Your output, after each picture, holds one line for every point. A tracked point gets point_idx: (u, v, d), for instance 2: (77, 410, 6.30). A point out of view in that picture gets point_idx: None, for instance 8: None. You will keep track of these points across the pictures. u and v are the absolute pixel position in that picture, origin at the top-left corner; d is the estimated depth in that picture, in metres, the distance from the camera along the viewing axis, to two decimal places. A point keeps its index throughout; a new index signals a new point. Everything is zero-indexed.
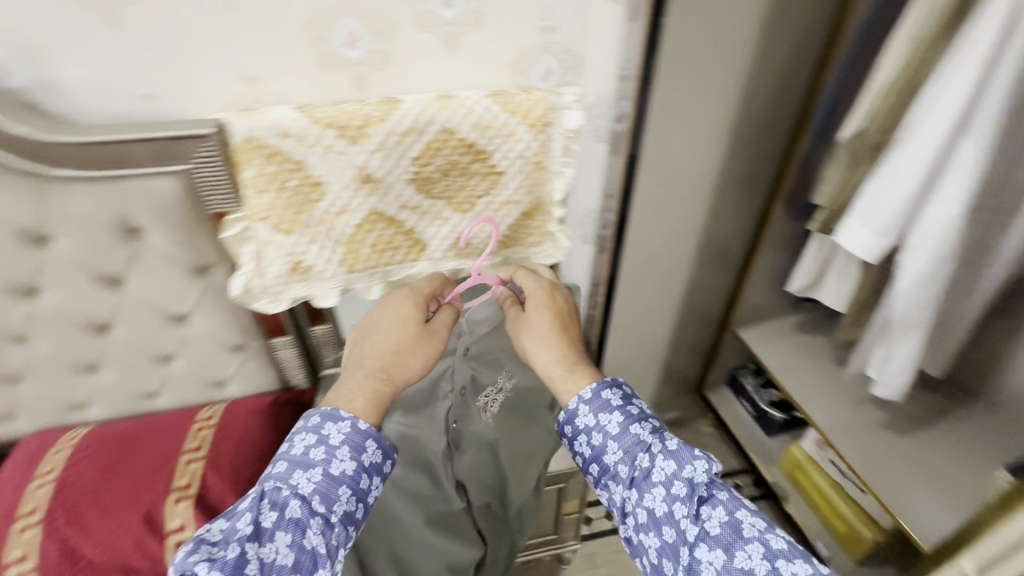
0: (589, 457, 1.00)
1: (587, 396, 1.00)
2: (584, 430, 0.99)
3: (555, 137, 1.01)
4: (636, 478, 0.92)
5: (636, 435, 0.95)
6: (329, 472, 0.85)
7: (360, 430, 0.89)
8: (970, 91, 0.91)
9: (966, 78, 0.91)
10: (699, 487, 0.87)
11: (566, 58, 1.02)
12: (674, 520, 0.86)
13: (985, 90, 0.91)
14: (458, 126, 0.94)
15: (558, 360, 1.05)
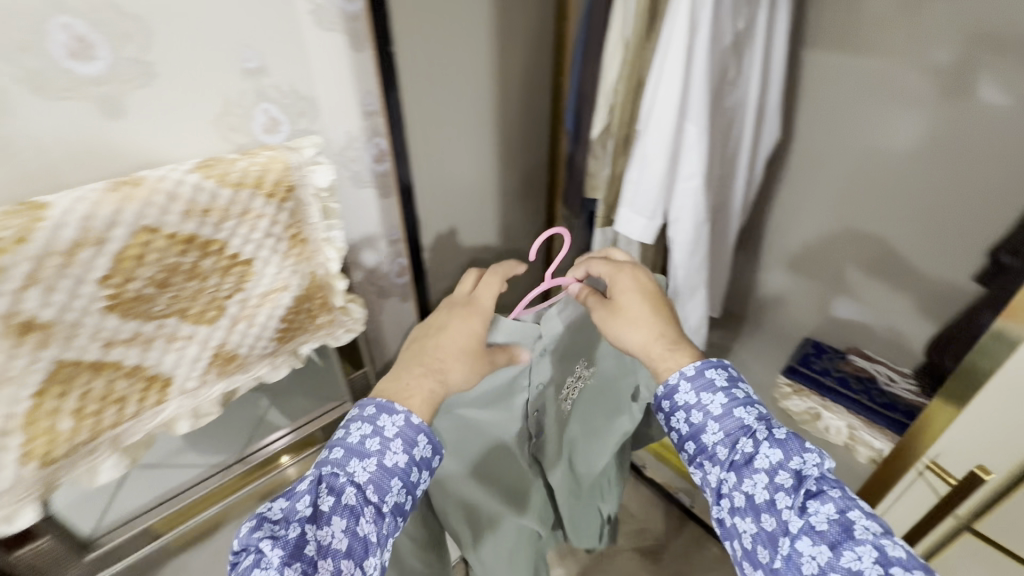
0: (689, 438, 1.04)
1: (691, 372, 1.03)
2: (686, 405, 1.02)
3: (307, 199, 0.81)
4: (737, 463, 0.95)
5: (744, 420, 0.97)
6: (405, 453, 0.87)
7: (414, 426, 0.89)
8: (684, 58, 0.99)
9: (676, 62, 1.01)
10: (806, 482, 0.88)
11: (290, 106, 0.83)
12: (773, 509, 0.89)
13: (691, 71, 1.02)
14: (162, 219, 0.68)
15: (652, 336, 1.08)
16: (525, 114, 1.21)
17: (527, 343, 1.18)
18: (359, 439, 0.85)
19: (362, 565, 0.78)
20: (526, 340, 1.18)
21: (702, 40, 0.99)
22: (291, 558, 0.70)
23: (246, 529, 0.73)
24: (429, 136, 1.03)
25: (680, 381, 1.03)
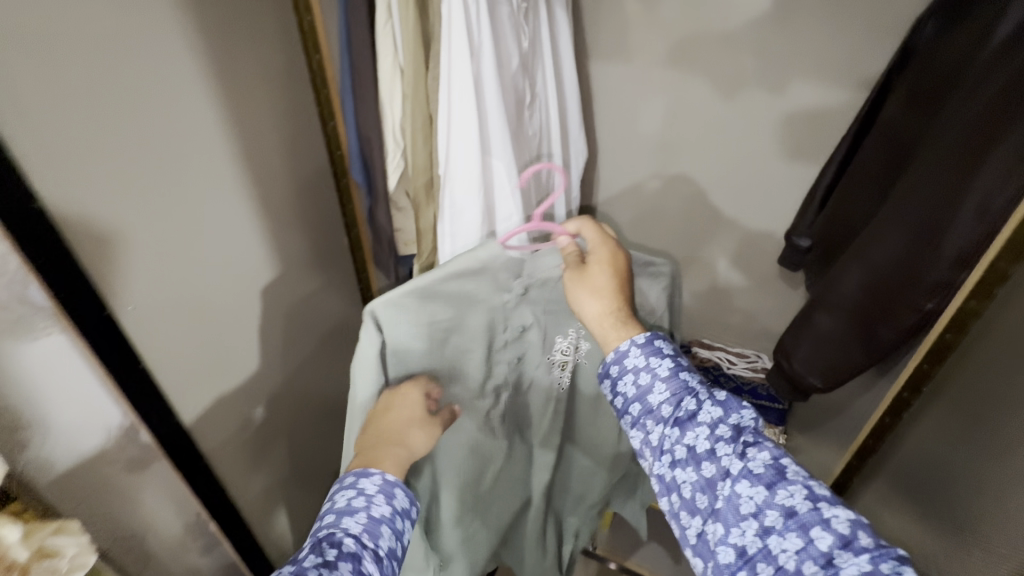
0: (629, 399, 0.87)
1: (638, 340, 0.86)
2: (631, 368, 0.86)
3: None
4: (680, 418, 0.81)
5: (686, 381, 0.84)
6: (388, 502, 0.76)
7: (390, 480, 0.78)
8: (473, 85, 0.83)
9: (467, 89, 0.84)
10: (745, 433, 0.76)
11: None
12: (714, 457, 0.76)
13: (484, 100, 0.87)
14: None
15: (612, 313, 0.89)
16: (287, 172, 0.94)
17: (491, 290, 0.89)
18: (343, 499, 0.74)
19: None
20: (495, 284, 0.89)
21: (488, 62, 0.84)
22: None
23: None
24: (138, 235, 0.70)
25: (634, 348, 0.86)
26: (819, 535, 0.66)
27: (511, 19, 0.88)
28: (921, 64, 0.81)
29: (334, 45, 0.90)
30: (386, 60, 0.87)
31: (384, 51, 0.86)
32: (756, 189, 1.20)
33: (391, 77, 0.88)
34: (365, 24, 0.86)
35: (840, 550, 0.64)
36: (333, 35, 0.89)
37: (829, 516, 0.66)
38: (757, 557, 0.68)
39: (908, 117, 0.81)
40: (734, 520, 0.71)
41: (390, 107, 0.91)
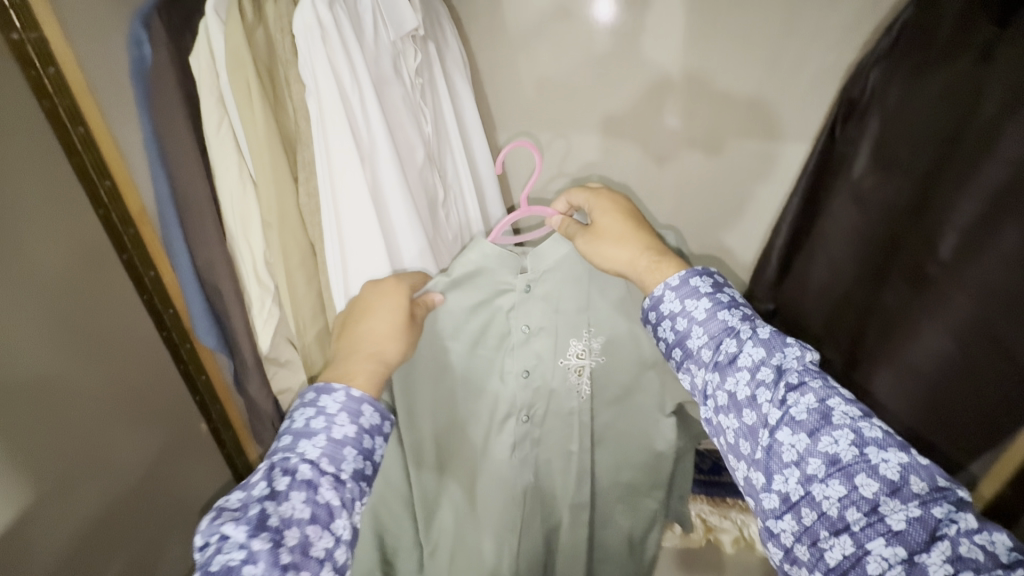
0: (668, 344, 0.55)
1: (674, 280, 0.54)
2: (667, 314, 0.54)
3: None
4: (720, 363, 0.50)
5: (727, 320, 0.51)
6: (354, 421, 0.49)
7: (356, 396, 0.50)
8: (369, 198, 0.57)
9: (364, 209, 0.57)
10: (790, 374, 0.47)
11: None
12: (754, 404, 0.47)
13: (390, 217, 0.61)
14: None
15: (643, 254, 0.58)
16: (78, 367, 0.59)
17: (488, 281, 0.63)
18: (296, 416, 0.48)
19: (334, 533, 0.46)
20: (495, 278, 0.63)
21: (389, 167, 0.59)
22: (254, 536, 0.40)
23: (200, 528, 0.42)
24: None
25: (665, 297, 0.54)
26: (866, 483, 0.41)
27: (407, 105, 0.65)
28: (892, 122, 0.71)
29: (140, 157, 0.58)
30: (228, 173, 0.60)
31: (224, 162, 0.59)
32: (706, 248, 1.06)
33: (243, 196, 0.60)
34: (184, 130, 0.57)
35: (899, 501, 0.40)
36: (136, 143, 0.58)
37: (875, 461, 0.42)
38: (802, 511, 0.43)
39: (901, 194, 0.72)
40: (775, 472, 0.45)
41: (245, 236, 0.62)
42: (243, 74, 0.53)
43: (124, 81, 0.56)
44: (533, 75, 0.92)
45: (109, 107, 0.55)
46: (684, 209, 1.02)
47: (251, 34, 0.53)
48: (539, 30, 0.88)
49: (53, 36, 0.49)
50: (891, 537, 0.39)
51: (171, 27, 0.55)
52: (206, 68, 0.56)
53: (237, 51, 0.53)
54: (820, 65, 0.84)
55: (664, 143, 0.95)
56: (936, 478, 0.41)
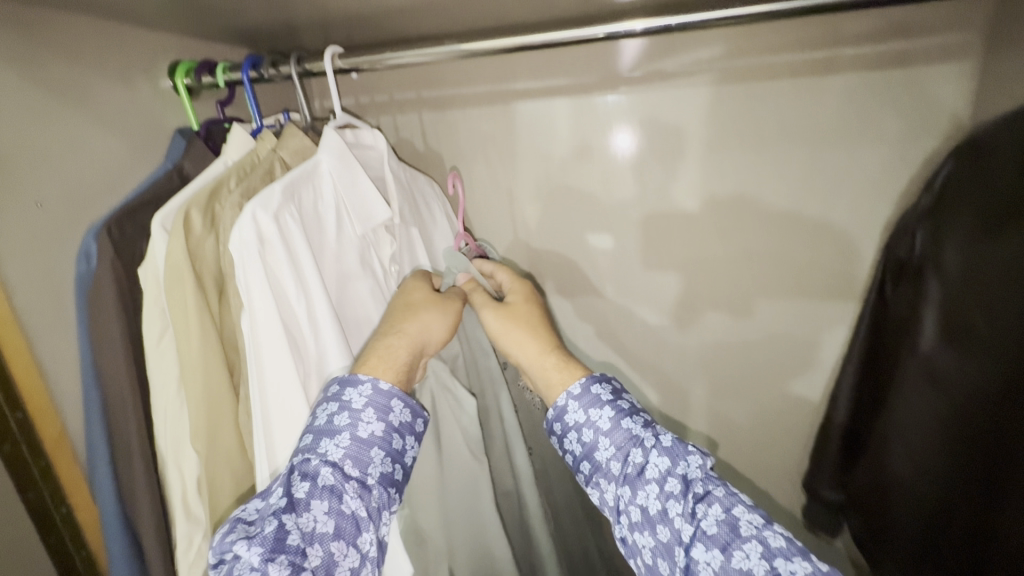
0: (579, 458, 0.54)
1: (575, 389, 0.53)
2: (573, 426, 0.53)
3: None
4: (629, 476, 0.49)
5: (631, 429, 0.51)
6: (382, 419, 0.48)
7: (384, 390, 0.48)
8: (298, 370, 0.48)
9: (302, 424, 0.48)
10: (695, 483, 0.46)
11: None
12: (666, 518, 0.45)
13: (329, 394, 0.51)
14: None
15: (549, 358, 0.56)
16: None
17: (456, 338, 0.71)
18: (318, 411, 0.47)
19: (358, 548, 0.45)
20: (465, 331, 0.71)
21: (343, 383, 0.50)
22: (271, 561, 0.39)
23: (216, 538, 0.40)
24: None
25: (574, 401, 0.53)
26: None
27: (377, 301, 0.59)
28: (976, 282, 0.57)
29: (72, 382, 0.52)
30: (166, 387, 0.52)
31: (163, 374, 0.52)
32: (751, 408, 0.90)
33: (178, 410, 0.53)
34: (121, 345, 0.51)
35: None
36: (70, 367, 0.52)
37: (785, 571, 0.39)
38: None
39: (989, 380, 0.56)
40: None
41: (176, 455, 0.54)
42: (181, 290, 0.49)
43: (68, 291, 0.52)
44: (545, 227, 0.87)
45: (41, 324, 0.50)
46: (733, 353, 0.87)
47: (196, 247, 0.49)
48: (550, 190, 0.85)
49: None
50: None
51: (120, 239, 0.52)
52: (150, 280, 0.51)
53: (176, 267, 0.48)
54: (859, 214, 0.75)
55: (688, 294, 0.85)
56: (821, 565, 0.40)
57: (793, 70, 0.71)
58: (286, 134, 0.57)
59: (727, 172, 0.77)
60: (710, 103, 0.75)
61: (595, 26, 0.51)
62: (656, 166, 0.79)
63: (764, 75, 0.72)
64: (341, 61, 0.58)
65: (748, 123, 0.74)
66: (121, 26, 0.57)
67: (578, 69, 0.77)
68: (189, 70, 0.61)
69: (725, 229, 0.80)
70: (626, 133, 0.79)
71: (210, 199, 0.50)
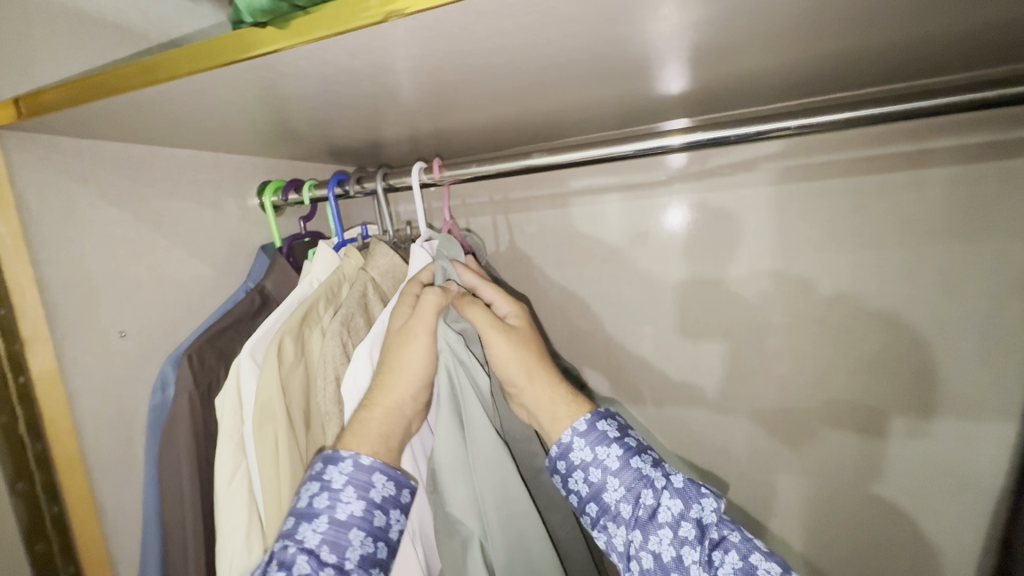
0: (579, 496, 0.42)
1: (580, 424, 0.42)
2: (577, 465, 0.42)
3: None
4: (639, 521, 0.38)
5: (642, 468, 0.40)
6: (363, 497, 0.41)
7: (365, 464, 0.41)
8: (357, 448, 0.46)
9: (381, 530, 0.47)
10: (711, 528, 0.37)
11: None
12: (681, 566, 0.36)
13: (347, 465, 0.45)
14: None
15: (556, 394, 0.44)
16: None
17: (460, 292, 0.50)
18: (300, 490, 0.41)
19: None
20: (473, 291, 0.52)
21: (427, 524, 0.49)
22: None
23: None
24: None
25: (580, 441, 0.42)
26: None
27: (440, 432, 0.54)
28: None
29: (129, 522, 0.47)
30: (230, 539, 0.45)
31: (230, 523, 0.45)
32: (858, 530, 0.79)
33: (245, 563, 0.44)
34: (190, 480, 0.46)
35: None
36: (129, 507, 0.47)
37: None
38: None
39: None
40: None
41: None
42: (272, 428, 0.44)
43: (138, 426, 0.48)
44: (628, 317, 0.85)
45: (105, 467, 0.45)
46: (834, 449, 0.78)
47: (286, 378, 0.45)
48: (609, 279, 0.85)
49: (48, 394, 0.41)
50: None
51: (200, 369, 0.48)
52: (228, 415, 0.46)
53: (267, 403, 0.43)
54: (977, 321, 0.67)
55: (774, 398, 0.79)
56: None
57: (878, 166, 0.67)
58: (375, 254, 0.54)
59: (802, 272, 0.73)
60: (771, 202, 0.73)
61: (646, 140, 0.49)
62: (716, 259, 0.78)
63: (839, 171, 0.69)
64: (426, 176, 0.57)
65: (830, 219, 0.70)
66: (216, 154, 0.58)
67: (628, 170, 0.79)
68: (277, 188, 0.62)
69: (820, 330, 0.74)
70: (678, 210, 0.78)
71: (301, 324, 0.47)
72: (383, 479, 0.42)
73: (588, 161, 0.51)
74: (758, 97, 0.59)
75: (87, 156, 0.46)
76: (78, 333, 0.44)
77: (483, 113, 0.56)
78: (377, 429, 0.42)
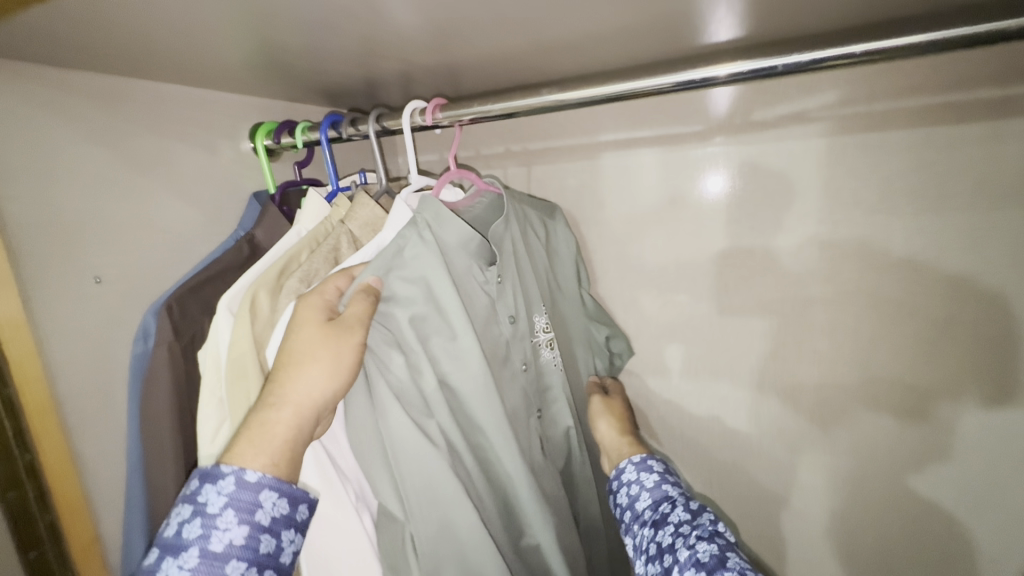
0: (620, 511, 0.47)
1: (636, 455, 0.49)
2: (622, 481, 0.48)
3: None
4: (652, 521, 0.43)
5: (670, 487, 0.45)
6: (246, 521, 0.35)
7: (251, 482, 0.35)
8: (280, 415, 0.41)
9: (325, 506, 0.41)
10: (705, 528, 0.39)
11: None
12: (671, 554, 0.38)
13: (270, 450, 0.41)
14: None
15: (624, 435, 0.55)
16: None
17: (428, 251, 0.46)
18: (168, 515, 0.35)
19: None
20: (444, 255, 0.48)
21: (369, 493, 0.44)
22: None
23: None
24: None
25: (629, 463, 0.49)
26: None
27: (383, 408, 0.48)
28: None
29: (111, 471, 0.46)
30: None
31: None
32: (888, 525, 0.73)
33: None
34: (169, 434, 0.44)
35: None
36: (111, 456, 0.46)
37: None
38: None
39: None
40: None
41: None
42: (246, 387, 0.41)
43: (119, 375, 0.46)
44: (648, 283, 0.79)
45: (82, 416, 0.44)
46: (871, 435, 0.70)
47: (262, 335, 0.42)
48: (635, 241, 0.78)
49: (14, 338, 0.39)
50: None
51: (181, 321, 0.45)
52: (206, 369, 0.43)
53: (239, 361, 0.41)
54: None
55: (809, 378, 0.72)
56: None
57: (955, 115, 0.57)
58: (356, 203, 0.49)
59: (851, 238, 0.65)
60: (823, 157, 0.64)
61: (682, 73, 0.42)
62: (755, 221, 0.70)
63: (905, 121, 0.59)
64: (419, 116, 0.51)
65: (891, 178, 0.61)
66: (204, 92, 0.54)
67: (659, 120, 0.72)
68: (270, 131, 0.58)
69: (867, 305, 0.66)
70: (719, 176, 0.70)
71: (279, 278, 0.44)
72: (270, 500, 0.36)
73: (609, 98, 0.45)
74: (813, 28, 0.50)
75: (56, 86, 0.42)
76: (50, 277, 0.41)
77: (490, 43, 0.49)
78: (280, 431, 0.36)
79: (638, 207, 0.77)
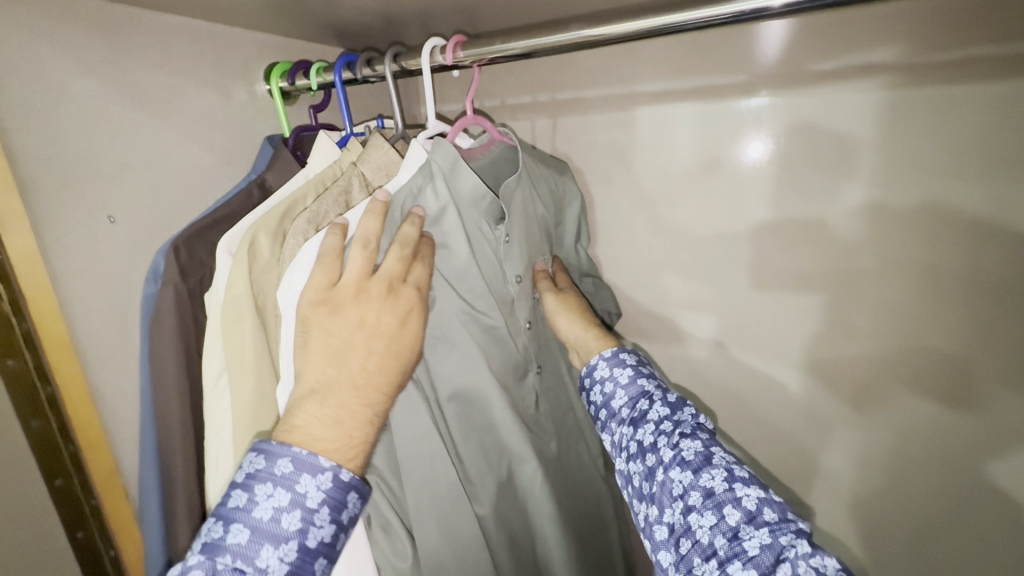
0: (596, 408, 0.50)
1: (607, 352, 0.51)
2: (597, 380, 0.50)
3: None
4: (632, 418, 0.46)
5: (645, 385, 0.47)
6: (334, 521, 0.36)
7: (344, 481, 0.36)
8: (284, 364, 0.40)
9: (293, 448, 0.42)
10: (685, 425, 0.43)
11: None
12: (654, 450, 0.42)
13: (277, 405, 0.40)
14: None
15: (589, 329, 0.54)
16: None
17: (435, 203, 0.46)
18: (254, 492, 0.34)
19: None
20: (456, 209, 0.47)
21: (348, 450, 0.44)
22: None
23: None
24: None
25: (604, 363, 0.50)
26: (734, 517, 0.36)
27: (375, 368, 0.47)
28: None
29: (130, 405, 0.47)
30: (220, 434, 0.43)
31: (217, 419, 0.43)
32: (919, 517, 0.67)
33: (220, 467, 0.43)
34: (174, 375, 0.44)
35: (756, 528, 0.35)
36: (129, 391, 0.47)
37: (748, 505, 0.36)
38: (682, 544, 0.37)
39: None
40: (665, 506, 0.40)
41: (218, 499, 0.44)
42: (240, 326, 0.41)
43: (132, 314, 0.47)
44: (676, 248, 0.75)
45: (99, 351, 0.45)
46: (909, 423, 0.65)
47: (259, 277, 0.42)
48: (665, 202, 0.73)
49: (27, 273, 0.39)
50: (748, 563, 0.34)
51: (188, 261, 0.45)
52: (211, 309, 0.43)
53: (235, 301, 0.40)
54: None
55: (845, 357, 0.66)
56: (786, 512, 0.36)
57: None
58: (370, 145, 0.47)
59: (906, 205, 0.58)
60: (883, 110, 0.57)
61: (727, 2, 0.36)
62: (797, 183, 0.64)
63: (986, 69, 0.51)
64: (441, 57, 0.48)
65: (962, 137, 0.53)
66: (214, 24, 0.52)
67: (698, 68, 0.66)
68: (285, 71, 0.55)
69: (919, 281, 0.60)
70: (761, 142, 0.65)
71: (281, 220, 0.43)
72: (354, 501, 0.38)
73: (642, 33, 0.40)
74: None
75: (54, 10, 0.41)
76: (59, 212, 0.41)
77: None
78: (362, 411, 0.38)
79: (672, 165, 0.71)
